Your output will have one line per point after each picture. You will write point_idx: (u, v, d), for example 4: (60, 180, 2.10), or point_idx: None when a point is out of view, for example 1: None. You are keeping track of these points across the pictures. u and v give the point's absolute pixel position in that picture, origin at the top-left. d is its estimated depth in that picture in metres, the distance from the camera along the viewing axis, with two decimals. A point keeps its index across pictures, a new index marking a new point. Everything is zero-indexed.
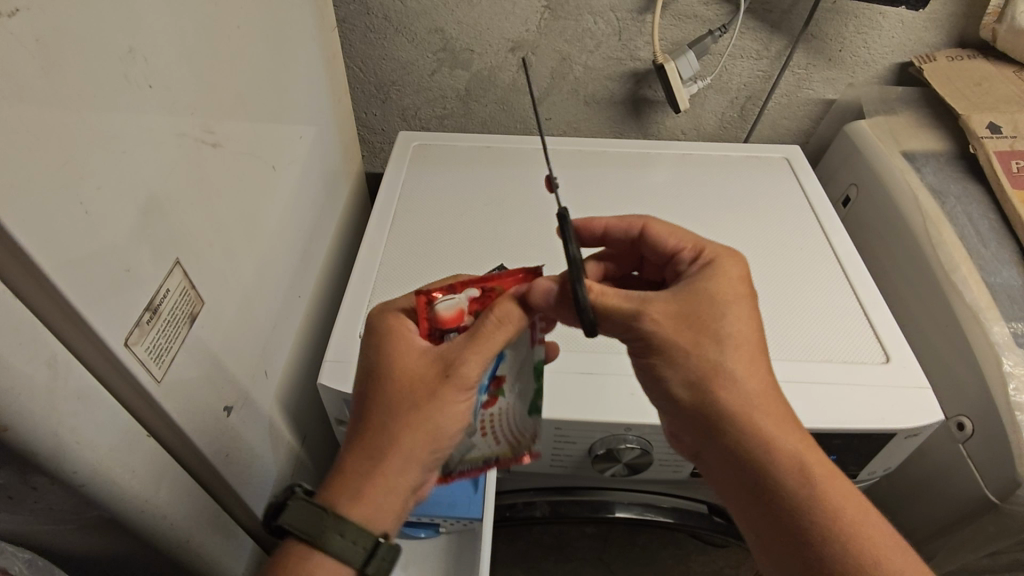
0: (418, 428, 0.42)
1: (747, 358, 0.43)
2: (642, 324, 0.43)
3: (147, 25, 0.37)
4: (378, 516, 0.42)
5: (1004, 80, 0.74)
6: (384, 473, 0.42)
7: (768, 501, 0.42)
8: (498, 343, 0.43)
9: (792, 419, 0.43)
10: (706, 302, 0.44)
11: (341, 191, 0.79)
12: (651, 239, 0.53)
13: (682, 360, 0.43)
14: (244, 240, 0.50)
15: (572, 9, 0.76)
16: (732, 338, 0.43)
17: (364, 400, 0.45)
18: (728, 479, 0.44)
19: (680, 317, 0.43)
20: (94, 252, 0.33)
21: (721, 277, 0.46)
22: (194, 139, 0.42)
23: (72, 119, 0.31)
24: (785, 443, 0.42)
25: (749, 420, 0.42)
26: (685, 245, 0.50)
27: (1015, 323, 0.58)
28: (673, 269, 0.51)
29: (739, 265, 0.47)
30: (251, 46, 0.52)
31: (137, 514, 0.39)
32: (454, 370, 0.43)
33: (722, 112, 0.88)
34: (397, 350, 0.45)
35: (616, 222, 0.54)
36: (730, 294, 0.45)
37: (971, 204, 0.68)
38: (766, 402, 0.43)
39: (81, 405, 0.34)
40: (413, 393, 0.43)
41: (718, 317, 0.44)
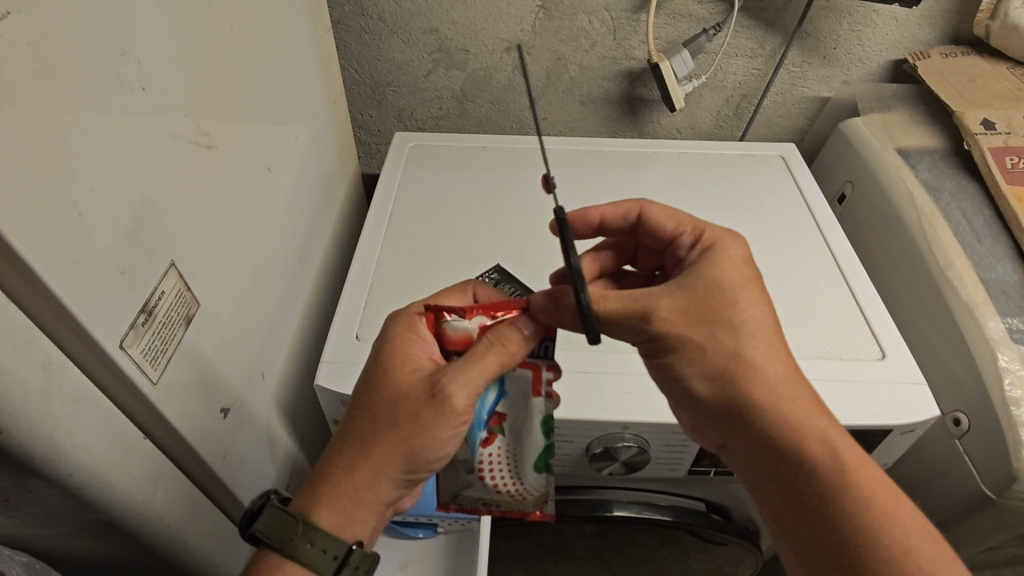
0: (393, 443, 0.43)
1: (764, 345, 0.43)
2: (656, 322, 0.43)
3: (140, 27, 0.37)
4: (349, 524, 0.44)
5: (997, 76, 0.74)
6: (356, 483, 0.43)
7: (798, 486, 0.42)
8: (490, 372, 0.42)
9: (818, 406, 0.43)
10: (717, 291, 0.44)
11: (337, 193, 0.79)
12: (649, 224, 0.53)
13: (698, 355, 0.43)
14: (239, 242, 0.50)
15: (567, 8, 0.77)
16: (747, 328, 0.43)
17: (355, 408, 0.45)
18: (757, 466, 0.44)
19: (692, 310, 0.43)
20: (88, 255, 0.33)
21: (728, 262, 0.46)
22: (188, 141, 0.42)
23: (66, 122, 0.31)
24: (811, 428, 0.42)
25: (775, 406, 0.42)
26: (684, 228, 0.50)
27: (1009, 319, 0.59)
28: (674, 254, 0.51)
29: (740, 248, 0.47)
30: (245, 49, 0.52)
31: (134, 517, 0.39)
32: (438, 394, 0.42)
33: (717, 111, 0.88)
34: (393, 361, 0.44)
35: (612, 212, 0.54)
36: (736, 280, 0.45)
37: (966, 200, 0.68)
38: (789, 388, 0.43)
39: (76, 408, 0.34)
40: (396, 408, 0.43)
41: (729, 306, 0.43)
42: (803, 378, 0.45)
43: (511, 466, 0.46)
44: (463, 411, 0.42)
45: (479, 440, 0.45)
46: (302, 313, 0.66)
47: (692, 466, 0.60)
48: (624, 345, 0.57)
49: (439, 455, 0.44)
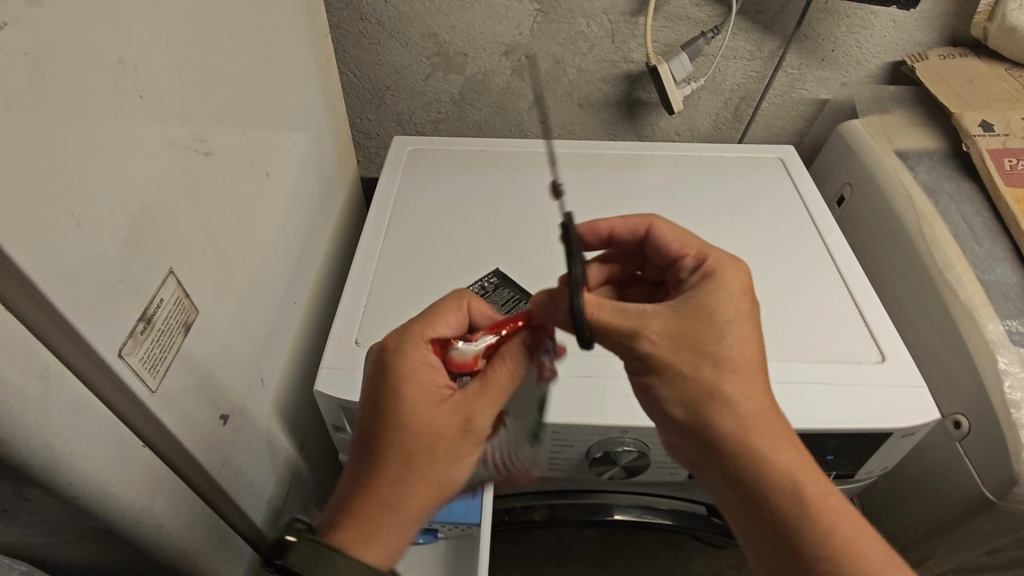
0: (433, 472, 0.44)
1: (746, 379, 0.43)
2: (642, 344, 0.43)
3: (138, 35, 0.37)
4: (391, 556, 0.43)
5: (995, 78, 0.74)
6: (400, 514, 0.43)
7: (765, 518, 0.42)
8: (505, 394, 0.45)
9: (790, 443, 0.43)
10: (705, 321, 0.44)
11: (337, 197, 0.79)
12: (655, 240, 0.53)
13: (679, 381, 0.43)
14: (238, 249, 0.50)
15: (565, 12, 0.77)
16: (730, 361, 0.43)
17: (385, 442, 0.43)
18: (727, 496, 0.44)
19: (681, 335, 0.43)
20: (86, 263, 0.33)
21: (723, 293, 0.45)
22: (186, 148, 0.42)
23: (62, 129, 0.31)
24: (779, 463, 0.42)
25: (745, 440, 0.42)
26: (689, 250, 0.50)
27: (1009, 321, 0.59)
28: (676, 274, 0.51)
29: (740, 276, 0.47)
30: (244, 55, 0.52)
31: (132, 526, 0.39)
32: (472, 424, 0.45)
33: (716, 114, 0.88)
34: (419, 394, 0.44)
35: (622, 225, 0.54)
36: (730, 309, 0.45)
37: (965, 202, 0.68)
38: (763, 422, 0.43)
39: (74, 417, 0.34)
40: (433, 440, 0.44)
41: (717, 334, 0.43)
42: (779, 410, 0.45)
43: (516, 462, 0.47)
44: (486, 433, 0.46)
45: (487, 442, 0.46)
46: (301, 318, 0.66)
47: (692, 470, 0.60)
48: None
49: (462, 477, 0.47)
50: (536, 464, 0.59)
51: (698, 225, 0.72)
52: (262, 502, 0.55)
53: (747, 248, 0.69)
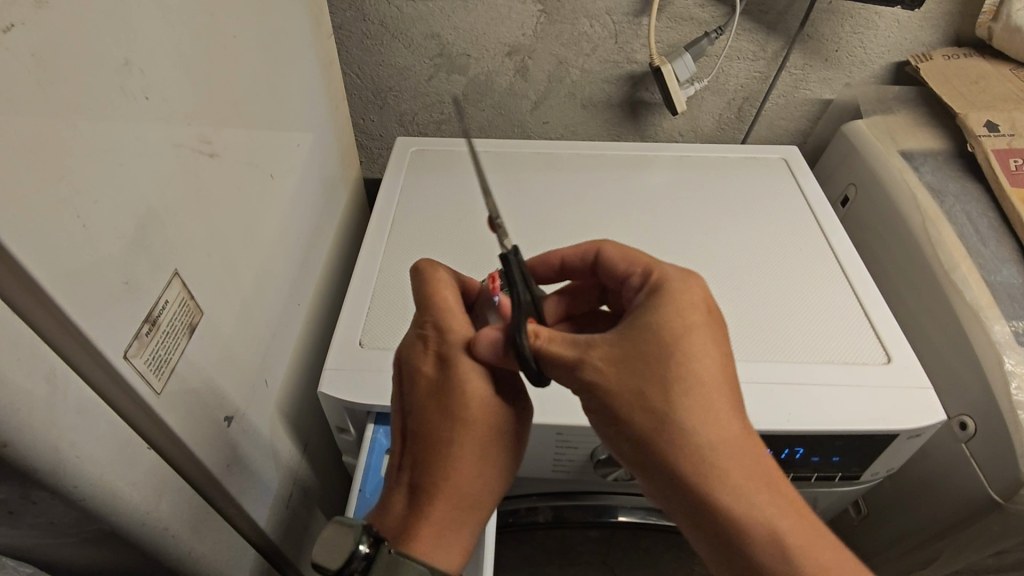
0: (496, 462, 0.44)
1: (701, 405, 0.40)
2: (584, 371, 0.41)
3: (143, 36, 0.37)
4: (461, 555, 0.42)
5: (1000, 78, 0.74)
6: (472, 508, 0.43)
7: (740, 556, 0.40)
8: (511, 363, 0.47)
9: (766, 482, 0.41)
10: (655, 340, 0.41)
11: (340, 198, 0.79)
12: (605, 261, 0.50)
13: (625, 415, 0.41)
14: (242, 250, 0.50)
15: (568, 13, 0.77)
16: (682, 383, 0.40)
17: (452, 439, 0.42)
18: (700, 535, 0.42)
19: (626, 362, 0.41)
20: (91, 264, 0.32)
21: (670, 307, 0.42)
22: (192, 149, 0.42)
23: (68, 131, 0.31)
24: (753, 499, 0.40)
25: (711, 474, 0.40)
26: (636, 268, 0.48)
27: (1016, 322, 0.58)
28: (626, 293, 0.48)
29: (691, 292, 0.44)
30: (248, 56, 0.52)
31: (138, 529, 0.39)
32: (524, 405, 0.46)
33: (719, 114, 0.88)
34: (479, 388, 0.43)
35: (571, 252, 0.53)
36: (680, 329, 0.42)
37: (970, 202, 0.68)
38: (729, 451, 0.40)
39: (80, 419, 0.34)
40: (496, 429, 0.44)
41: (666, 357, 0.41)
42: (755, 441, 0.42)
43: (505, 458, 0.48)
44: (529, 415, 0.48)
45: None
46: (305, 319, 0.65)
47: None
48: None
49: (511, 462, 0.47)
50: (540, 465, 0.59)
51: (702, 225, 0.72)
52: (266, 503, 0.55)
53: (750, 249, 0.68)
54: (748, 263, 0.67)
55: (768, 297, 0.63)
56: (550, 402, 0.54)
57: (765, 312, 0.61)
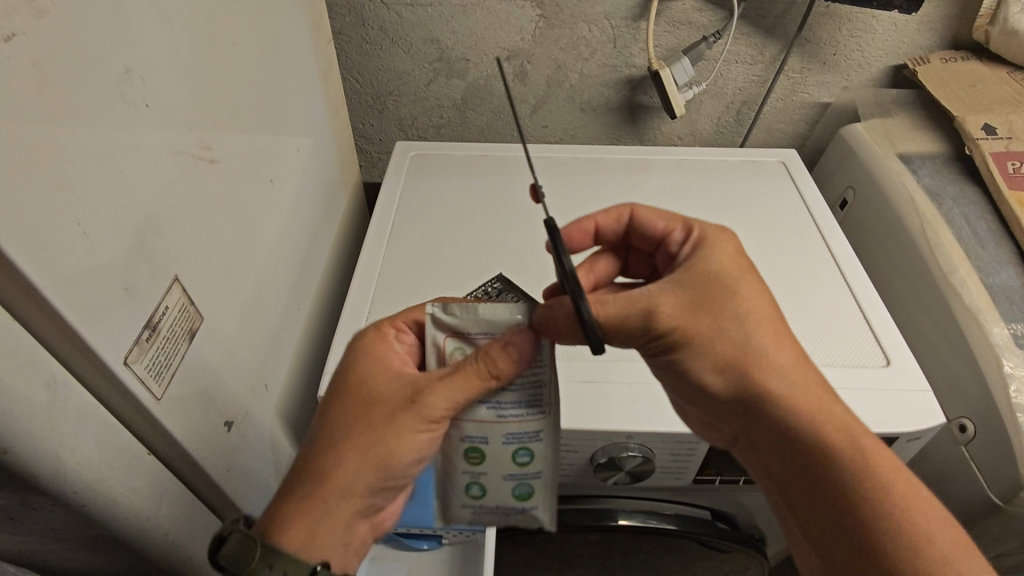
0: (367, 450, 0.42)
1: (770, 332, 0.43)
2: (658, 315, 0.41)
3: (144, 43, 0.37)
4: (316, 545, 0.41)
5: (998, 81, 0.74)
6: (325, 495, 0.41)
7: (814, 473, 0.42)
8: (472, 380, 0.40)
9: (830, 398, 0.44)
10: (717, 281, 0.44)
11: (339, 202, 0.79)
12: (641, 224, 0.52)
13: (705, 351, 0.42)
14: (242, 255, 0.50)
15: (567, 17, 0.77)
16: (749, 315, 0.43)
17: (325, 416, 0.44)
18: (773, 458, 0.44)
19: (694, 303, 0.42)
20: (93, 272, 0.33)
21: (716, 253, 0.45)
22: (192, 156, 0.42)
23: (69, 140, 0.31)
24: (821, 414, 0.42)
25: (785, 392, 0.43)
26: (674, 226, 0.50)
27: (1014, 325, 0.59)
28: (666, 252, 0.50)
29: (731, 240, 0.47)
30: (248, 62, 0.52)
31: (138, 533, 0.39)
32: (419, 400, 0.41)
33: (717, 118, 0.88)
34: (385, 372, 0.44)
35: (605, 218, 0.53)
36: (734, 269, 0.45)
37: (968, 205, 0.68)
38: (796, 373, 0.43)
39: (81, 425, 0.34)
40: (371, 415, 0.42)
41: (729, 296, 0.43)
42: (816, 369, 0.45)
43: (546, 464, 0.42)
44: (446, 419, 0.41)
45: (530, 442, 0.41)
46: (305, 323, 0.65)
47: (697, 475, 0.60)
48: (628, 355, 0.57)
49: (416, 461, 0.43)
50: None
51: None
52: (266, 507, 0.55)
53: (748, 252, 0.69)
54: None
55: None
56: None
57: None
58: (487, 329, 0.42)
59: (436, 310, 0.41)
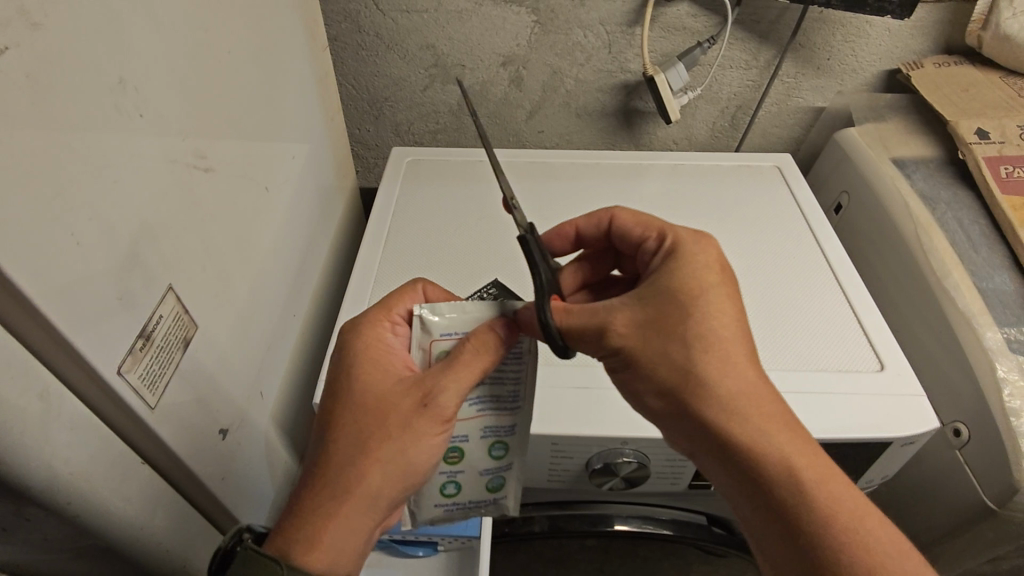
0: (385, 461, 0.42)
1: (720, 358, 0.42)
2: (605, 334, 0.42)
3: (138, 54, 0.37)
4: (341, 560, 0.42)
5: (990, 85, 0.75)
6: (347, 509, 0.42)
7: (764, 499, 0.42)
8: (477, 373, 0.41)
9: (784, 424, 0.42)
10: (673, 301, 0.42)
11: (335, 208, 0.79)
12: (621, 229, 0.52)
13: (652, 370, 0.42)
14: (237, 263, 0.50)
15: (562, 23, 0.77)
16: (700, 338, 0.42)
17: (334, 430, 0.43)
18: (725, 481, 0.44)
19: (647, 322, 0.42)
20: (87, 282, 0.33)
21: (682, 268, 0.44)
22: (187, 165, 0.42)
23: (62, 152, 0.31)
24: (772, 441, 0.42)
25: (730, 422, 0.42)
26: (651, 232, 0.49)
27: (1007, 329, 0.59)
28: (642, 257, 0.50)
29: (710, 250, 0.45)
30: (243, 70, 0.52)
31: (132, 543, 0.39)
32: (432, 401, 0.41)
33: (712, 122, 0.89)
34: (383, 378, 0.44)
35: (586, 220, 0.53)
36: (697, 287, 0.43)
37: (962, 209, 0.68)
38: (749, 400, 0.42)
39: (74, 435, 0.34)
40: (384, 424, 0.42)
41: (683, 316, 0.42)
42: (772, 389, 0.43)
43: (519, 456, 0.45)
44: (457, 414, 0.42)
45: (505, 436, 0.44)
46: (300, 330, 0.65)
47: (693, 480, 0.59)
48: None
49: (433, 464, 0.43)
50: (536, 476, 0.59)
51: None
52: (261, 514, 0.55)
53: (743, 257, 0.69)
54: (741, 271, 0.67)
55: (761, 304, 0.63)
56: (546, 411, 0.54)
57: (758, 320, 0.62)
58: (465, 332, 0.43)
59: (423, 312, 0.42)
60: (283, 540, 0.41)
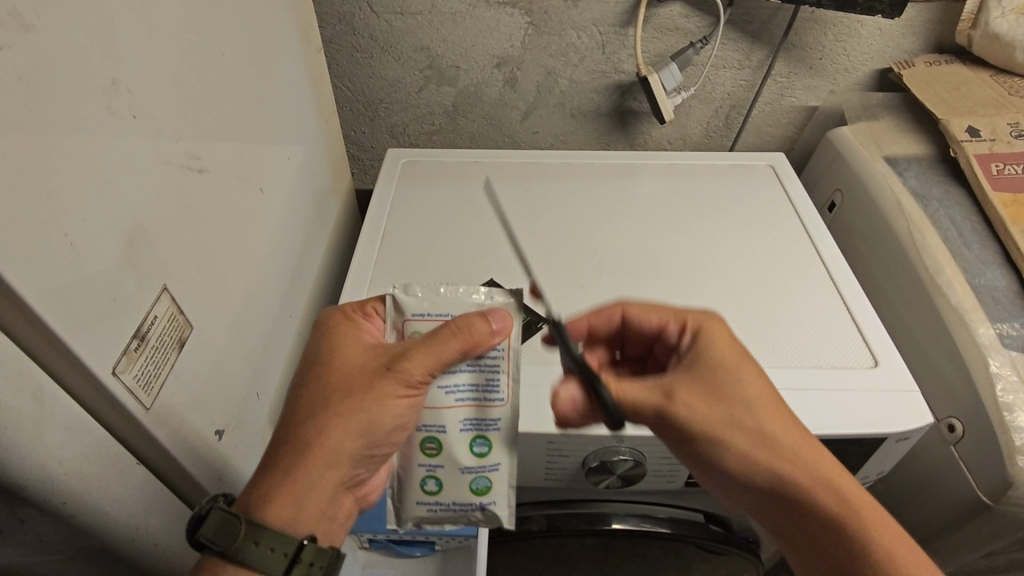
0: (349, 418, 0.42)
1: (776, 415, 0.45)
2: (673, 410, 0.44)
3: (131, 55, 0.37)
4: (302, 520, 0.42)
5: (980, 83, 0.75)
6: (309, 468, 0.41)
7: (839, 547, 0.42)
8: (448, 349, 0.40)
9: (840, 470, 0.44)
10: (719, 370, 0.46)
11: (331, 209, 0.80)
12: (635, 322, 0.53)
13: (725, 439, 0.44)
14: (232, 264, 0.50)
15: (556, 24, 0.78)
16: (752, 400, 0.45)
17: (303, 393, 0.44)
18: (793, 533, 0.45)
19: (706, 395, 0.45)
20: (81, 283, 0.33)
21: (715, 341, 0.48)
22: (180, 166, 0.43)
23: (55, 152, 0.31)
24: (834, 484, 0.43)
25: (797, 471, 0.44)
26: (668, 319, 0.51)
27: (1000, 325, 0.59)
28: (665, 344, 0.52)
29: (722, 323, 0.49)
30: (236, 72, 0.52)
31: (126, 543, 0.39)
32: (396, 366, 0.41)
33: (707, 122, 0.89)
34: (355, 349, 0.44)
35: (597, 318, 0.54)
36: (733, 357, 0.47)
37: (954, 206, 0.69)
38: (805, 450, 0.45)
39: (69, 436, 0.34)
40: (349, 386, 0.43)
41: (735, 381, 0.46)
42: (814, 439, 0.46)
43: (505, 456, 0.42)
44: (425, 385, 0.41)
45: (488, 431, 0.41)
46: (296, 331, 0.65)
47: (689, 479, 0.60)
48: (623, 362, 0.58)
49: (397, 430, 0.42)
50: (532, 475, 0.59)
51: (690, 231, 0.72)
52: None
53: (737, 256, 0.69)
54: (736, 270, 0.67)
55: (757, 303, 0.64)
56: (542, 411, 0.54)
57: (753, 320, 0.62)
58: (442, 311, 0.42)
59: (395, 293, 0.43)
60: (251, 498, 0.41)
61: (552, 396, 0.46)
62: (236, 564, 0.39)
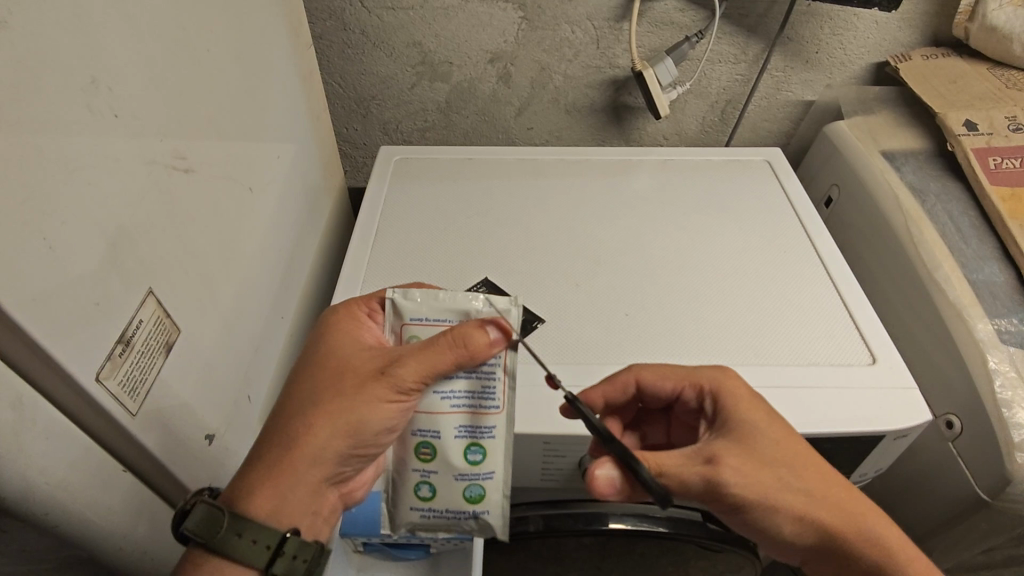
0: (338, 414, 0.41)
1: (816, 470, 0.44)
2: (722, 476, 0.42)
3: (112, 53, 0.36)
4: (285, 513, 0.41)
5: (977, 77, 0.75)
6: (293, 463, 0.41)
7: None
8: (444, 359, 0.39)
9: (876, 515, 0.45)
10: (755, 433, 0.44)
11: (323, 209, 0.79)
12: (649, 389, 0.51)
13: (774, 502, 0.43)
14: (221, 265, 0.49)
15: (550, 19, 0.77)
16: (791, 461, 0.44)
17: (297, 387, 0.43)
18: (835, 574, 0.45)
19: (752, 461, 0.43)
20: (63, 287, 0.32)
21: (738, 402, 0.46)
22: (165, 166, 0.42)
23: (31, 151, 0.30)
24: (872, 529, 0.44)
25: (842, 523, 0.44)
26: (682, 382, 0.49)
27: (997, 320, 0.59)
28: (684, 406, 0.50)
29: (736, 379, 0.48)
30: (223, 68, 0.51)
31: (112, 551, 0.38)
32: (391, 370, 0.40)
33: (702, 117, 0.88)
34: (354, 346, 0.43)
35: (610, 391, 0.51)
36: (760, 415, 0.45)
37: (951, 201, 0.69)
38: (845, 498, 0.44)
39: (50, 443, 0.33)
40: (343, 383, 0.42)
41: (770, 443, 0.44)
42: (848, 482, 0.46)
43: (499, 463, 0.41)
44: (418, 391, 0.40)
45: (482, 438, 0.41)
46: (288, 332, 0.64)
47: None
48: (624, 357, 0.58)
49: (387, 432, 0.41)
50: (528, 476, 0.58)
51: (687, 228, 0.72)
52: None
53: (734, 253, 0.69)
54: (733, 268, 0.67)
55: (754, 300, 0.63)
56: (540, 412, 0.54)
57: (751, 317, 0.62)
58: (439, 316, 0.41)
59: (394, 296, 0.41)
60: (236, 491, 0.41)
61: (591, 479, 0.44)
62: (219, 555, 0.39)
